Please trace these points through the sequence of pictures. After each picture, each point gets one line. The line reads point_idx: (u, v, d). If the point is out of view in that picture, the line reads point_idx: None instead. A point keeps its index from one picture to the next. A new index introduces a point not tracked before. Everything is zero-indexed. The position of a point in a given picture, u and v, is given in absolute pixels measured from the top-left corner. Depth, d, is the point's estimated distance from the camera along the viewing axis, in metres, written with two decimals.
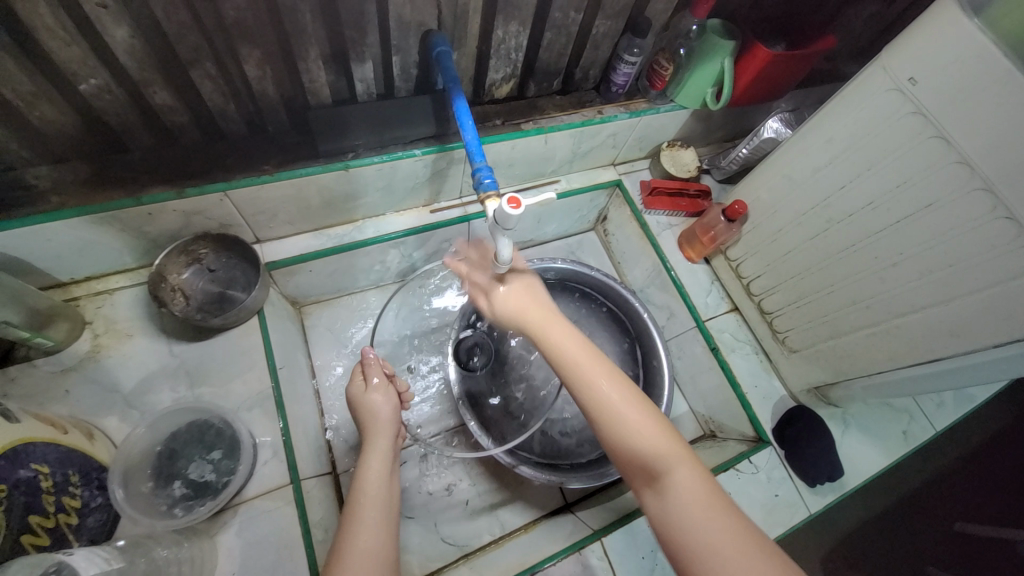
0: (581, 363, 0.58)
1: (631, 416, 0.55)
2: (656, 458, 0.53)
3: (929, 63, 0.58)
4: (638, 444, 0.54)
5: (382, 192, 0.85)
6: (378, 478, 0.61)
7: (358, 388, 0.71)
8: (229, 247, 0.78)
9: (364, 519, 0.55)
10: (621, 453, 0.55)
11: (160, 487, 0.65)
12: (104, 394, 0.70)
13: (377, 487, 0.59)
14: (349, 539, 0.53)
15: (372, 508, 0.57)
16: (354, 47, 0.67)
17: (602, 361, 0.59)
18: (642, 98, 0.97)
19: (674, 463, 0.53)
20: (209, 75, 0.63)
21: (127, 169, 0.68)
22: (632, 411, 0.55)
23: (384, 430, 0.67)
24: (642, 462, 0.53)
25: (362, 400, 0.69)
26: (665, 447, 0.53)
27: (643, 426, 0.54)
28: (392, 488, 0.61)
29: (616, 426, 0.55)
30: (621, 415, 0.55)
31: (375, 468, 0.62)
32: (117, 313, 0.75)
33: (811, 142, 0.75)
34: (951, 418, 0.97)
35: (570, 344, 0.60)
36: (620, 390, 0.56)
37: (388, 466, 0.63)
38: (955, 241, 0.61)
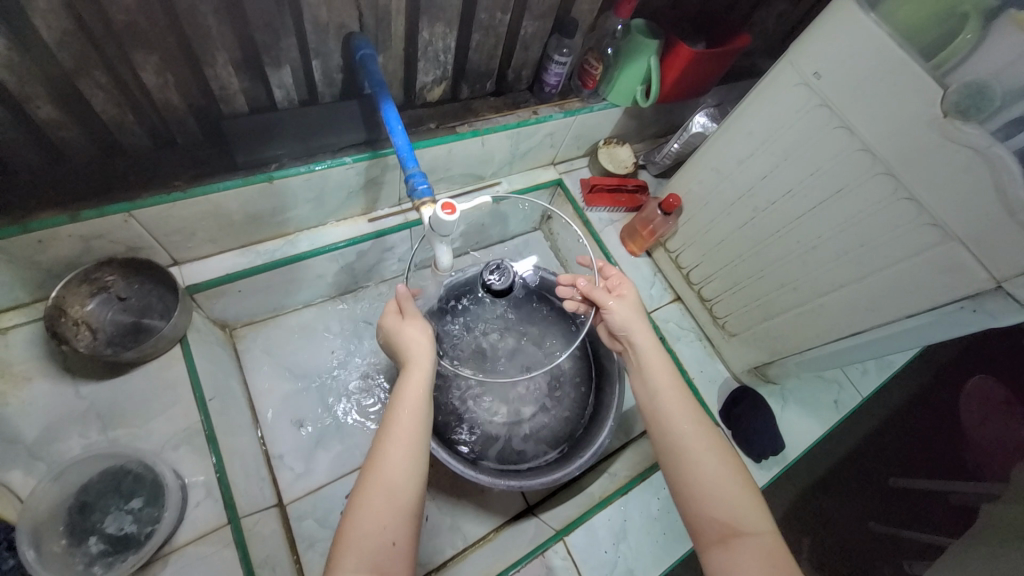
0: (688, 433, 0.60)
1: (716, 478, 0.57)
2: (735, 519, 0.54)
3: (828, 59, 0.63)
4: (722, 502, 0.55)
5: (313, 203, 0.81)
6: (414, 407, 0.57)
7: (392, 320, 0.65)
8: (141, 272, 0.72)
9: (400, 438, 0.54)
10: (700, 510, 0.56)
11: (74, 545, 0.58)
12: (1, 447, 0.62)
13: (418, 406, 0.57)
14: (381, 466, 0.52)
15: (408, 424, 0.55)
16: (268, 52, 0.63)
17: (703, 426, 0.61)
18: (575, 97, 0.98)
19: (752, 526, 0.54)
20: (100, 84, 0.56)
21: (10, 193, 0.60)
22: (723, 471, 0.58)
23: (420, 360, 0.61)
24: (716, 520, 0.55)
25: (396, 331, 0.63)
26: (746, 506, 0.55)
27: (733, 494, 0.56)
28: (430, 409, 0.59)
29: (696, 483, 0.57)
30: (702, 474, 0.57)
31: (411, 400, 0.57)
32: (10, 355, 0.66)
33: (733, 136, 0.79)
34: (875, 383, 1.05)
35: (688, 411, 0.62)
36: (719, 454, 0.59)
37: (427, 384, 0.60)
38: (865, 223, 0.66)
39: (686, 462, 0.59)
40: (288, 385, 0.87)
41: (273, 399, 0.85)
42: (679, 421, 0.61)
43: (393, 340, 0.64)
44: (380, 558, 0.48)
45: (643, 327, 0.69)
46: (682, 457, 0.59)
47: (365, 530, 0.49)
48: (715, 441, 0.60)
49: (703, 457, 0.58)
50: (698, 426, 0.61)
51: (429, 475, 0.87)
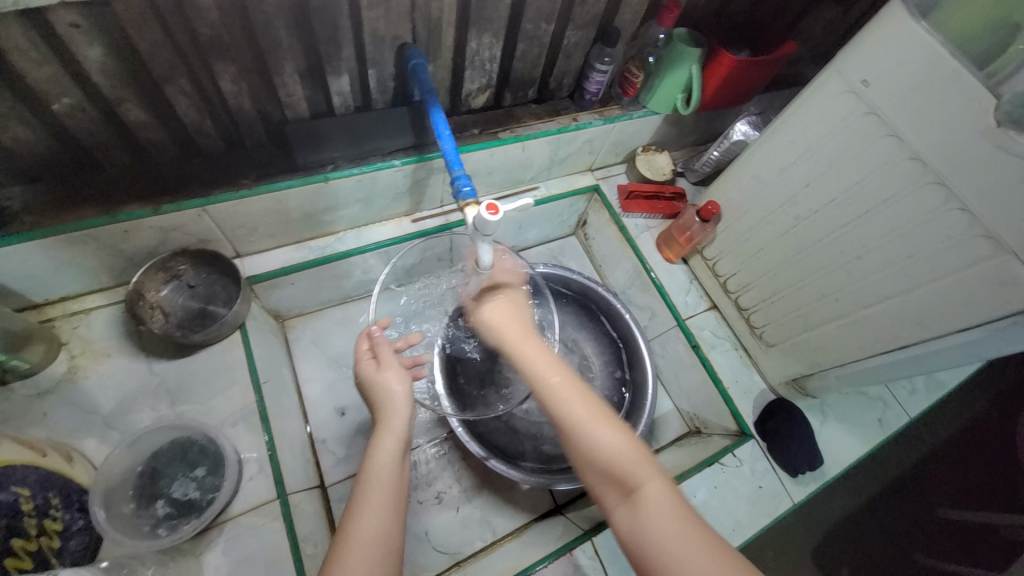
0: (571, 397, 0.58)
1: (604, 439, 0.56)
2: (626, 476, 0.54)
3: (878, 66, 0.62)
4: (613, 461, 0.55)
5: (362, 203, 0.86)
6: (389, 461, 0.58)
7: (369, 369, 0.66)
8: (209, 263, 0.78)
9: (371, 510, 0.54)
10: (593, 471, 0.56)
11: (143, 507, 0.64)
12: (84, 415, 0.69)
13: (389, 472, 0.57)
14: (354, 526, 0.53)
15: (378, 495, 0.56)
16: (329, 62, 0.68)
17: (576, 386, 0.59)
18: (615, 105, 1.00)
19: (645, 476, 0.54)
20: (184, 91, 0.63)
21: (102, 187, 0.67)
22: (605, 433, 0.56)
23: (397, 412, 0.62)
24: (612, 476, 0.55)
25: (374, 381, 0.64)
26: (638, 460, 0.55)
27: (615, 448, 0.55)
28: (402, 474, 0.59)
29: (593, 448, 0.56)
30: (581, 439, 0.56)
31: (386, 451, 0.59)
32: (93, 333, 0.73)
33: (775, 144, 0.79)
34: (924, 404, 1.00)
35: (558, 370, 0.60)
36: (594, 410, 0.58)
37: (400, 449, 0.60)
38: (914, 233, 0.65)
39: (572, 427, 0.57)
40: (331, 374, 0.92)
41: (318, 386, 0.91)
42: (561, 393, 0.58)
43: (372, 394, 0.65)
44: None
45: (519, 313, 0.67)
46: (567, 423, 0.57)
47: None
48: (595, 409, 0.58)
49: (589, 425, 0.56)
50: (551, 392, 0.58)
51: (461, 468, 0.90)
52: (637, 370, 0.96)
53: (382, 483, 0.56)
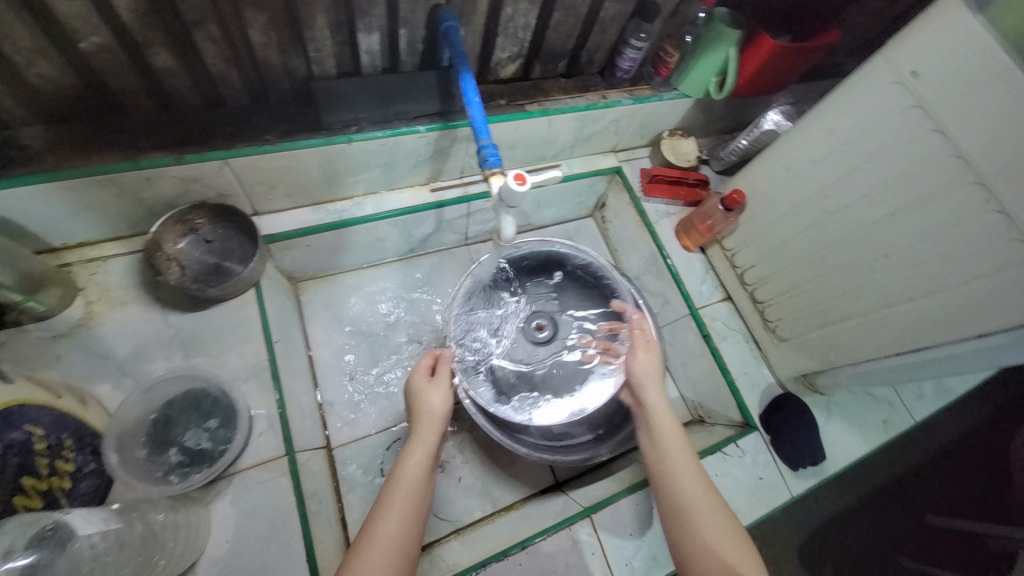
0: (695, 490, 0.65)
1: (718, 533, 0.61)
2: (730, 570, 0.58)
3: (930, 57, 0.59)
4: (722, 554, 0.59)
5: (383, 168, 0.84)
6: (416, 472, 0.62)
7: (419, 383, 0.70)
8: (226, 218, 0.77)
9: (397, 517, 0.58)
10: (699, 558, 0.60)
11: (155, 454, 0.64)
12: (99, 360, 0.69)
13: (414, 482, 0.62)
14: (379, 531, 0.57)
15: (406, 505, 0.60)
16: (361, 17, 0.66)
17: (703, 482, 0.65)
18: (646, 85, 0.97)
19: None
20: (211, 37, 0.61)
21: (125, 132, 0.66)
22: (723, 530, 0.61)
23: (431, 424, 0.66)
24: (718, 566, 0.58)
25: (418, 398, 0.68)
26: (743, 561, 0.59)
27: (726, 544, 0.60)
28: (426, 487, 0.63)
29: (703, 537, 0.61)
30: (705, 528, 0.62)
31: (416, 462, 0.63)
32: (110, 280, 0.73)
33: (811, 134, 0.76)
34: (930, 410, 1.00)
35: (688, 461, 0.67)
36: (712, 506, 0.63)
37: (428, 462, 0.64)
38: (947, 234, 0.63)
39: (690, 512, 0.63)
40: (342, 339, 0.92)
41: (329, 349, 0.91)
42: (687, 481, 0.65)
43: (415, 404, 0.69)
44: None
45: (657, 389, 0.73)
46: (689, 508, 0.64)
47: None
48: (717, 505, 0.64)
49: (708, 517, 0.62)
50: (680, 478, 0.66)
51: (465, 439, 0.91)
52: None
53: (409, 493, 0.60)
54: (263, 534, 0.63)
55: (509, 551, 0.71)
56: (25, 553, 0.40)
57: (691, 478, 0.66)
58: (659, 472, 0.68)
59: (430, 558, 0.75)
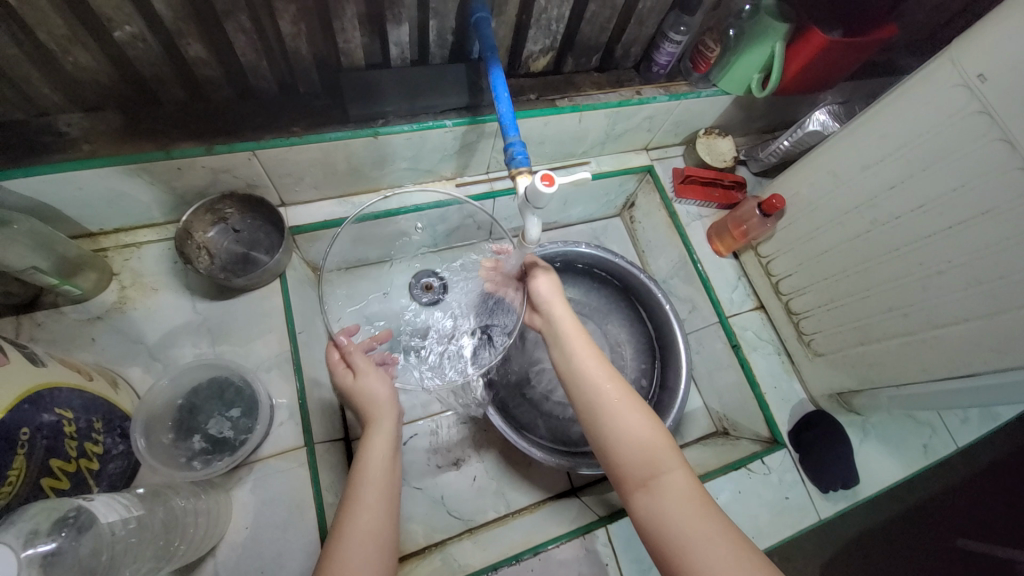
0: (604, 392, 0.63)
1: (635, 423, 0.60)
2: (652, 463, 0.57)
3: (1003, 58, 0.54)
4: (639, 448, 0.58)
5: (409, 162, 0.83)
6: (380, 461, 0.61)
7: (347, 378, 0.68)
8: (255, 208, 0.78)
9: (365, 505, 0.57)
10: (621, 457, 0.59)
11: (179, 439, 0.66)
12: (130, 344, 0.71)
13: (380, 467, 0.61)
14: (347, 523, 0.55)
15: (372, 493, 0.58)
16: (391, 8, 0.65)
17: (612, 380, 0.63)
18: (683, 80, 0.93)
19: (669, 466, 0.57)
20: (243, 29, 0.61)
21: (159, 121, 0.67)
22: (638, 421, 0.60)
23: (385, 410, 0.66)
24: (637, 465, 0.57)
25: (354, 388, 0.67)
26: (662, 451, 0.58)
27: (643, 439, 0.59)
28: (394, 470, 0.62)
29: (616, 436, 0.60)
30: (618, 428, 0.60)
31: (377, 451, 0.62)
32: (143, 266, 0.75)
33: (862, 138, 0.71)
34: (975, 435, 0.94)
35: (594, 367, 0.64)
36: (623, 400, 0.62)
37: (392, 450, 0.63)
38: (1012, 253, 0.58)
39: (607, 415, 0.61)
40: None
41: None
42: (598, 382, 0.63)
43: (355, 397, 0.68)
44: None
45: (560, 304, 0.71)
46: (604, 410, 0.61)
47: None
48: (631, 398, 0.63)
49: (624, 412, 0.61)
50: (592, 383, 0.64)
51: (481, 439, 0.91)
52: (670, 367, 0.92)
53: (374, 484, 0.59)
54: (279, 524, 0.65)
55: (520, 556, 0.70)
56: (46, 539, 0.40)
57: (599, 378, 0.64)
58: (568, 381, 0.66)
59: (442, 555, 0.75)
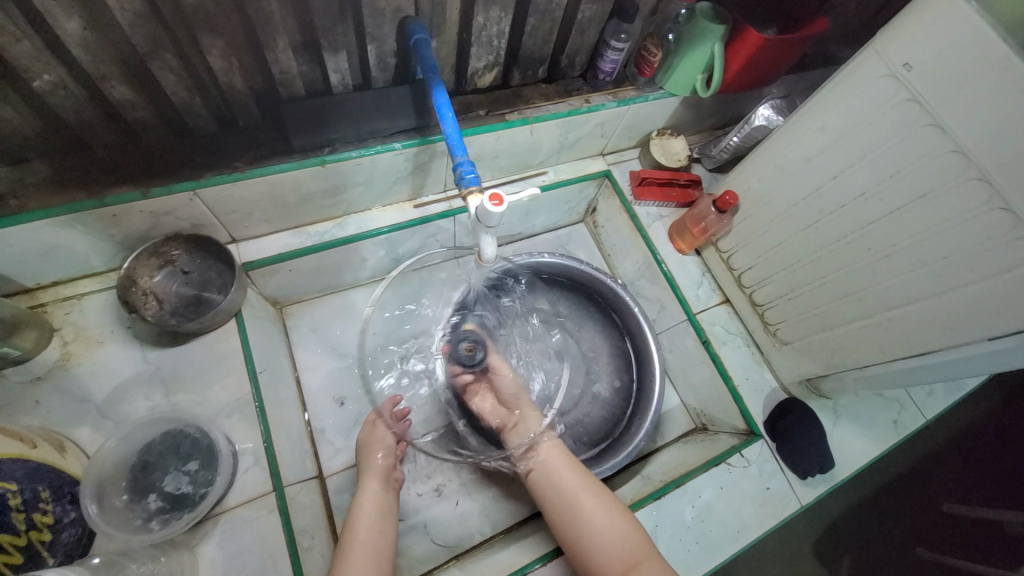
0: (575, 489, 0.71)
1: (607, 519, 0.68)
2: (628, 556, 0.65)
3: (922, 48, 0.56)
4: (613, 541, 0.66)
5: (362, 188, 0.82)
6: (370, 520, 0.69)
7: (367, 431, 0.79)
8: (203, 248, 0.75)
9: (352, 564, 0.63)
10: (601, 554, 0.66)
11: (135, 501, 0.62)
12: (76, 402, 0.67)
13: (371, 530, 0.68)
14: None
15: (360, 556, 0.64)
16: (327, 37, 0.64)
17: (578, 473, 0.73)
18: (630, 85, 0.94)
19: (643, 556, 0.65)
20: (170, 67, 0.59)
21: (90, 168, 0.64)
22: (610, 512, 0.69)
23: (376, 471, 0.75)
24: (616, 558, 0.65)
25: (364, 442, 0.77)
26: (634, 541, 0.66)
27: (614, 526, 0.67)
28: (384, 526, 0.69)
29: (590, 533, 0.67)
30: (593, 524, 0.68)
31: (367, 510, 0.70)
32: (86, 319, 0.71)
33: (803, 131, 0.73)
34: (941, 406, 0.98)
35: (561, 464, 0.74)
36: (591, 491, 0.71)
37: (380, 505, 0.71)
38: (950, 233, 0.60)
39: (581, 513, 0.69)
40: (330, 363, 0.90)
41: (318, 374, 0.89)
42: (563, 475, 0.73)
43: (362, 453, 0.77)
44: None
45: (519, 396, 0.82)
46: (582, 515, 0.69)
47: None
48: (603, 496, 0.71)
49: (596, 506, 0.69)
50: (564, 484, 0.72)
51: (462, 460, 0.88)
52: (646, 369, 0.92)
53: (364, 539, 0.66)
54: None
55: None
56: None
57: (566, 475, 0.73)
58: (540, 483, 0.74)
59: None
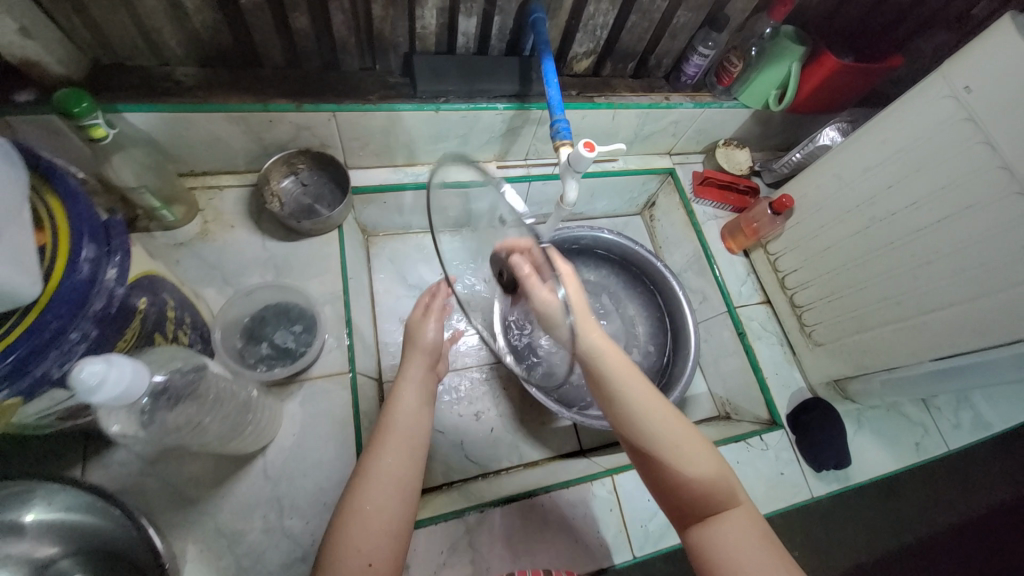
0: (659, 430, 0.61)
1: (694, 460, 0.60)
2: (712, 501, 0.59)
3: (984, 74, 0.63)
4: (699, 483, 0.60)
5: (460, 140, 0.94)
6: (409, 407, 0.67)
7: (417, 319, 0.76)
8: (323, 166, 0.89)
9: (388, 447, 0.61)
10: (681, 493, 0.60)
11: (249, 346, 0.76)
12: (206, 269, 0.81)
13: (409, 419, 0.66)
14: (372, 463, 0.60)
15: (395, 441, 0.62)
16: (465, 2, 0.77)
17: (660, 407, 0.63)
18: (707, 92, 1.04)
19: (729, 503, 0.59)
20: (342, 8, 0.73)
21: (258, 80, 0.79)
22: (698, 455, 0.61)
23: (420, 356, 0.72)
24: (699, 500, 0.60)
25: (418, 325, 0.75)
26: (722, 486, 0.60)
27: (701, 469, 0.60)
28: (420, 421, 0.67)
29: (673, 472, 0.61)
30: (678, 466, 0.60)
31: (410, 396, 0.68)
32: (223, 206, 0.86)
33: (864, 144, 0.80)
34: (966, 440, 1.01)
35: (643, 399, 0.63)
36: (675, 430, 0.62)
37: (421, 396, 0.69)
38: (989, 242, 0.66)
39: (663, 453, 0.61)
40: (401, 290, 1.02)
41: (390, 297, 1.01)
42: (645, 411, 0.63)
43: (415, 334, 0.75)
44: (371, 555, 0.54)
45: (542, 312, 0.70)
46: (666, 455, 0.61)
47: (351, 530, 0.55)
48: (690, 437, 0.62)
49: (684, 450, 0.61)
50: (647, 421, 0.62)
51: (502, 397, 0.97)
52: (680, 349, 1.00)
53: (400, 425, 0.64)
54: (323, 435, 0.73)
55: (533, 493, 0.78)
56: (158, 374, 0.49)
57: (650, 410, 0.63)
58: (616, 411, 0.64)
59: (460, 491, 0.83)
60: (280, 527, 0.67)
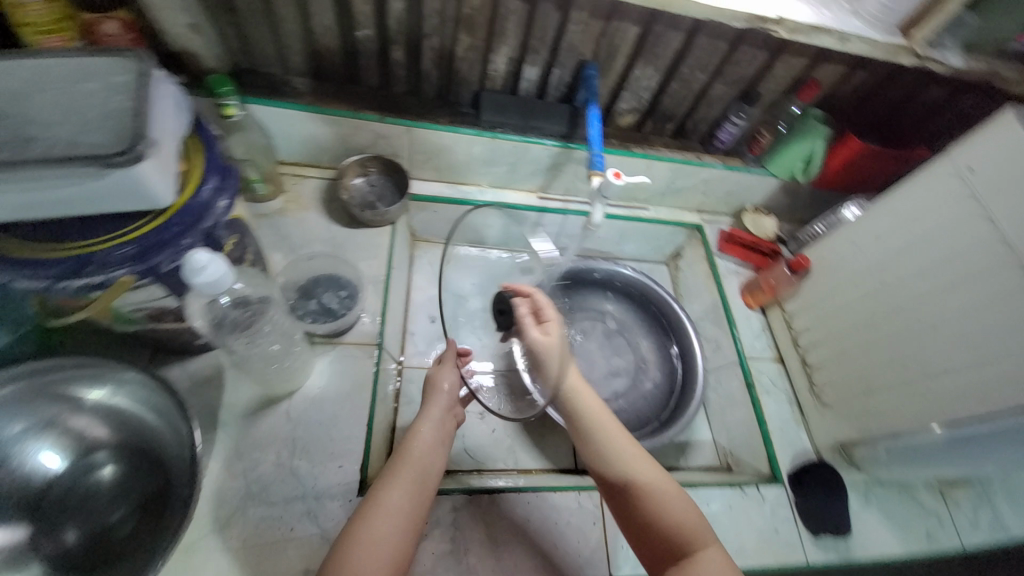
0: (635, 474, 0.70)
1: (673, 502, 0.67)
2: (687, 539, 0.65)
3: (986, 157, 0.70)
4: (672, 522, 0.66)
5: (508, 168, 1.08)
6: (426, 446, 0.74)
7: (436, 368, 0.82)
8: (391, 173, 1.04)
9: (400, 480, 0.67)
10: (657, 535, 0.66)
11: (301, 300, 0.88)
12: (277, 237, 0.95)
13: (423, 456, 0.72)
14: (382, 491, 0.66)
15: (408, 473, 0.69)
16: (532, 54, 0.93)
17: (637, 454, 0.72)
18: (739, 158, 1.14)
19: (702, 543, 0.64)
20: (432, 47, 0.90)
21: (354, 95, 0.96)
22: (673, 498, 0.68)
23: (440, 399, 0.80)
24: (674, 541, 0.65)
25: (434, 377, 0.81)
26: (695, 528, 0.66)
27: (675, 509, 0.67)
28: (433, 460, 0.73)
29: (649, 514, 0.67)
30: (654, 508, 0.67)
31: (427, 435, 0.75)
32: (302, 190, 1.01)
33: (877, 214, 0.86)
34: (983, 540, 0.94)
35: (622, 447, 0.73)
36: (652, 474, 0.70)
37: (434, 437, 0.75)
38: (990, 312, 0.69)
39: (642, 494, 0.68)
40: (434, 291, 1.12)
41: (423, 295, 1.11)
42: (627, 458, 0.71)
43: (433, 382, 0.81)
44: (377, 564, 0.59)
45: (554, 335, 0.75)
46: (642, 493, 0.68)
47: (357, 544, 0.60)
48: (667, 485, 0.69)
49: (659, 490, 0.68)
50: (628, 467, 0.70)
51: None
52: (687, 391, 1.02)
53: (413, 462, 0.70)
54: (342, 392, 0.81)
55: (524, 488, 0.82)
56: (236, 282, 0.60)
57: (631, 456, 0.72)
58: (597, 455, 0.74)
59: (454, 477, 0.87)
60: (288, 465, 0.74)
